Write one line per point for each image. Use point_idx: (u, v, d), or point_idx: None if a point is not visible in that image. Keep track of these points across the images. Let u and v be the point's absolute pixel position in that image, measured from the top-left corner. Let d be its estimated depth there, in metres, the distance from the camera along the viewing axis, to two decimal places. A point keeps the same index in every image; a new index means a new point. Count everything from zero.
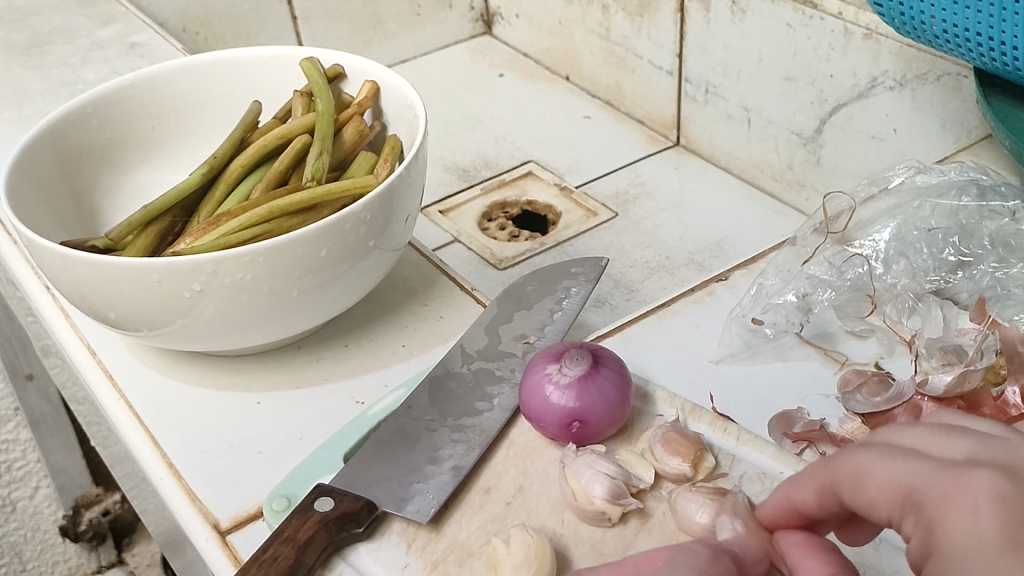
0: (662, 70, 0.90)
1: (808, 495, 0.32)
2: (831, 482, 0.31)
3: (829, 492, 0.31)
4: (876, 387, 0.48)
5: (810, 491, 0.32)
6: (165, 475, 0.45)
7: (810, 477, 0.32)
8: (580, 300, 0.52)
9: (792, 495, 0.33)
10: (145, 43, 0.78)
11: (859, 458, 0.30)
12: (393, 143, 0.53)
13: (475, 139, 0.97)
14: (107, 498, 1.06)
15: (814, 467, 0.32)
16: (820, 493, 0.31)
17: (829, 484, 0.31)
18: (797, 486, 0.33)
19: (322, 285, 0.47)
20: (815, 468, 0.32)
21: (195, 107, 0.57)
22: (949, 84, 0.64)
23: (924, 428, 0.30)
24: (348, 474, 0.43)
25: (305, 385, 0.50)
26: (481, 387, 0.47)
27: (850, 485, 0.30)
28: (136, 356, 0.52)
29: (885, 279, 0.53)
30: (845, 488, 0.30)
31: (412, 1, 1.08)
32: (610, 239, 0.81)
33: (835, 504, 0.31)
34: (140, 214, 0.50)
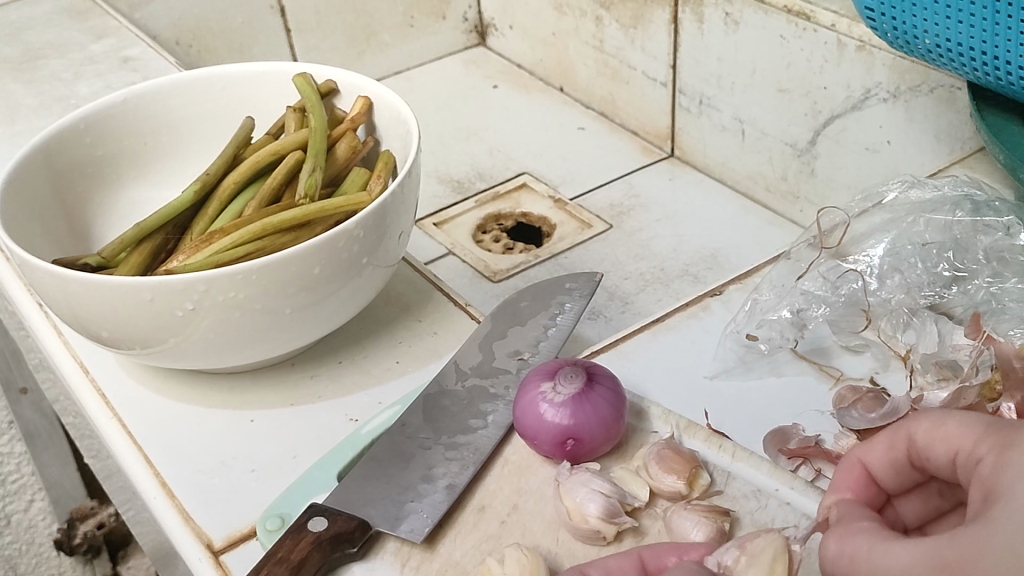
0: (656, 81, 0.90)
1: (882, 453, 0.35)
2: (904, 436, 0.34)
3: (903, 449, 0.34)
4: (872, 403, 0.48)
5: (883, 449, 0.35)
6: (158, 494, 0.45)
7: (886, 439, 0.35)
8: (575, 315, 0.52)
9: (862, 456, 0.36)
10: (138, 57, 0.78)
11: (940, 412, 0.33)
12: (387, 158, 0.53)
13: (469, 150, 0.97)
14: (102, 512, 1.04)
15: (891, 429, 0.35)
16: (890, 449, 0.35)
17: (902, 439, 0.34)
18: (872, 447, 0.36)
19: (314, 303, 0.47)
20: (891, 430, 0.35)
21: (188, 124, 0.57)
22: (942, 96, 0.64)
23: None
24: (342, 493, 0.42)
25: (299, 402, 0.50)
26: (475, 405, 0.47)
27: (924, 428, 0.33)
28: (130, 373, 0.51)
29: (879, 294, 0.53)
30: (917, 433, 0.33)
31: (405, 13, 1.08)
32: (605, 251, 0.81)
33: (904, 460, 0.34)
34: (132, 231, 0.50)
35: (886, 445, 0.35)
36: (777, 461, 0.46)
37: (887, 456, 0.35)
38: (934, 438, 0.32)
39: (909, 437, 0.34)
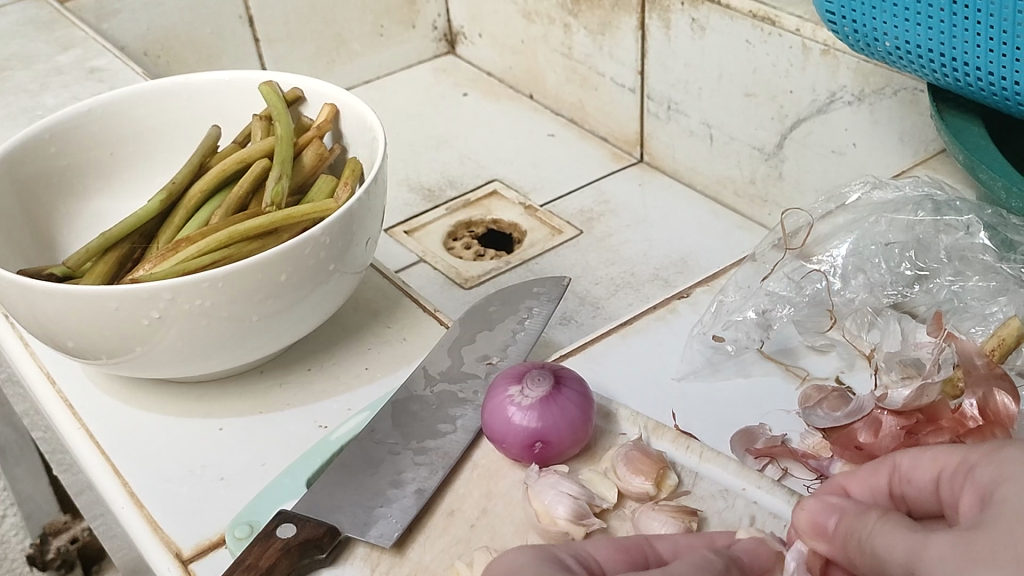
0: (624, 87, 0.90)
1: (865, 481, 0.37)
2: (889, 466, 0.36)
3: (886, 480, 0.37)
4: (837, 401, 0.48)
5: (867, 477, 0.37)
6: (127, 504, 0.45)
7: (872, 469, 0.37)
8: (543, 319, 0.52)
9: (848, 482, 0.38)
10: (105, 68, 0.78)
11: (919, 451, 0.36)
12: (354, 164, 0.53)
13: (440, 158, 0.97)
14: (76, 526, 1.03)
15: (878, 462, 0.37)
16: (873, 475, 0.37)
17: (887, 470, 0.37)
18: (856, 475, 0.38)
19: (281, 310, 0.47)
20: (877, 463, 0.37)
21: (154, 133, 0.57)
22: (906, 98, 0.65)
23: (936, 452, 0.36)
24: (310, 500, 0.42)
25: (268, 410, 0.50)
26: (445, 409, 0.47)
27: (909, 464, 0.36)
28: (97, 384, 0.51)
29: (842, 294, 0.54)
30: (904, 467, 0.36)
31: (375, 22, 1.08)
32: (576, 256, 0.81)
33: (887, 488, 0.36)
34: (98, 240, 0.50)
35: (871, 471, 0.37)
36: (744, 460, 0.46)
37: (868, 483, 0.37)
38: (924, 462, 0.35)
39: (902, 463, 0.36)
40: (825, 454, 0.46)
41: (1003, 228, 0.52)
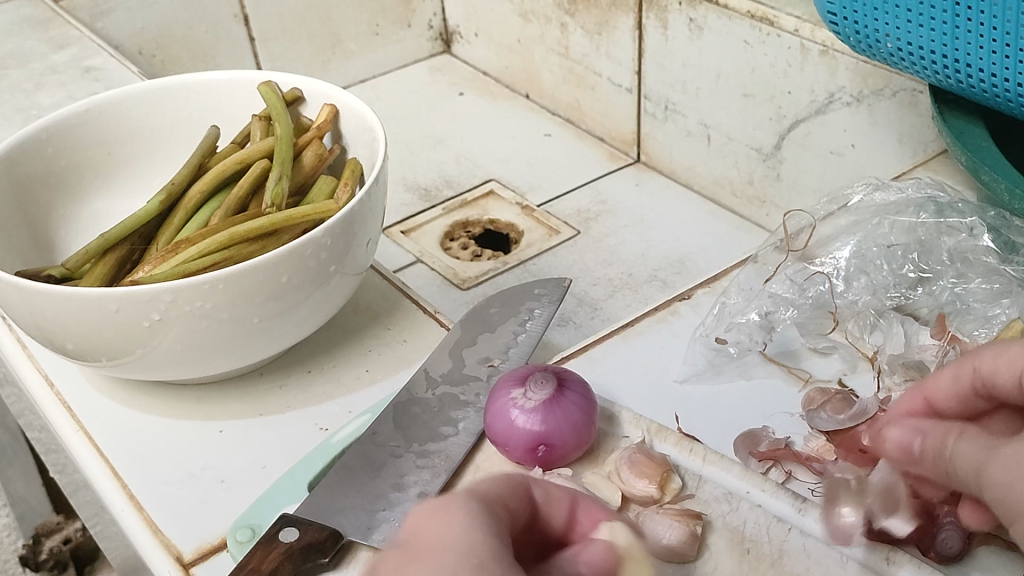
0: (621, 87, 0.90)
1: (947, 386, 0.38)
2: (969, 370, 0.37)
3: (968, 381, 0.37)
4: (841, 404, 0.48)
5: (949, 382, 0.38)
6: (126, 506, 0.44)
7: (953, 372, 0.38)
8: (544, 321, 0.52)
9: (932, 388, 0.39)
10: (101, 67, 0.78)
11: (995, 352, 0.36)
12: (354, 165, 0.53)
13: (436, 158, 0.97)
14: (69, 526, 1.02)
15: (959, 362, 0.38)
16: (956, 381, 0.38)
17: (968, 372, 0.37)
18: (938, 380, 0.39)
19: (281, 312, 0.47)
20: (958, 363, 0.38)
21: (153, 133, 0.57)
22: (905, 100, 0.64)
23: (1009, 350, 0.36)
24: (312, 503, 0.42)
25: (268, 412, 0.49)
26: (446, 412, 0.47)
27: (987, 370, 0.36)
28: (95, 385, 0.51)
29: (845, 296, 0.53)
30: (983, 373, 0.36)
31: (370, 21, 1.08)
32: (573, 257, 0.81)
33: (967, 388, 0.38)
34: (97, 242, 0.50)
35: (953, 377, 0.38)
36: (747, 463, 0.46)
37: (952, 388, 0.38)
38: (994, 365, 0.36)
39: (974, 362, 0.37)
40: (828, 457, 0.46)
41: (1006, 229, 0.51)
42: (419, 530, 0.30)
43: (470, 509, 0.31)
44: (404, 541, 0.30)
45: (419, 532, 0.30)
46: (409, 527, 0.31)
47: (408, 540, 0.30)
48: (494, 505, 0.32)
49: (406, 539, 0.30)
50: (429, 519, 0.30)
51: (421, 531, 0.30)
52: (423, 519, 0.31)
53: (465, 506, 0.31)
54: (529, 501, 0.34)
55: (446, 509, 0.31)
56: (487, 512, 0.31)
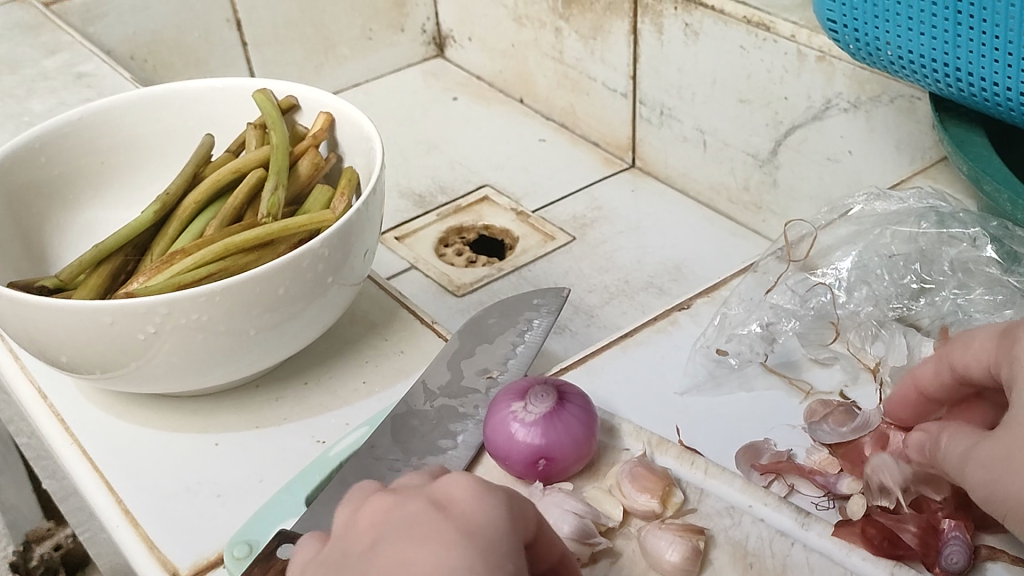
0: (617, 92, 0.90)
1: (930, 374, 0.40)
2: (947, 361, 0.39)
3: (947, 369, 0.39)
4: (842, 416, 0.47)
5: (931, 371, 0.40)
6: (120, 521, 0.44)
7: (933, 363, 0.40)
8: (543, 332, 0.52)
9: (918, 377, 0.41)
10: (93, 73, 0.77)
11: (963, 339, 0.38)
12: (350, 174, 0.52)
13: (430, 164, 0.96)
14: (59, 532, 1.01)
15: (936, 353, 0.40)
16: (938, 371, 0.40)
17: (946, 362, 0.39)
18: (923, 370, 0.41)
19: (278, 324, 0.47)
20: (936, 355, 0.40)
21: (147, 141, 0.56)
22: (903, 106, 0.64)
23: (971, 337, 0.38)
24: (311, 519, 0.42)
25: (264, 425, 0.49)
26: (444, 425, 0.47)
27: (958, 357, 0.38)
28: (89, 398, 0.50)
29: (847, 306, 0.53)
30: (955, 360, 0.38)
31: (363, 26, 1.08)
32: (569, 264, 0.80)
33: (949, 379, 0.39)
34: (90, 252, 0.49)
35: (935, 367, 0.40)
36: (749, 476, 0.46)
37: (935, 376, 0.40)
38: (965, 355, 0.38)
39: (948, 356, 0.39)
40: (831, 470, 0.45)
41: (1008, 240, 0.51)
42: (457, 499, 0.31)
43: (507, 499, 0.32)
44: (438, 500, 0.31)
45: (457, 501, 0.31)
46: (444, 488, 0.31)
47: (441, 500, 0.31)
48: (525, 498, 0.33)
49: (439, 498, 0.31)
50: (470, 495, 0.31)
51: (461, 500, 0.31)
52: (462, 491, 0.31)
53: (502, 496, 0.32)
54: (542, 530, 0.33)
55: (485, 492, 0.32)
56: (517, 505, 0.32)
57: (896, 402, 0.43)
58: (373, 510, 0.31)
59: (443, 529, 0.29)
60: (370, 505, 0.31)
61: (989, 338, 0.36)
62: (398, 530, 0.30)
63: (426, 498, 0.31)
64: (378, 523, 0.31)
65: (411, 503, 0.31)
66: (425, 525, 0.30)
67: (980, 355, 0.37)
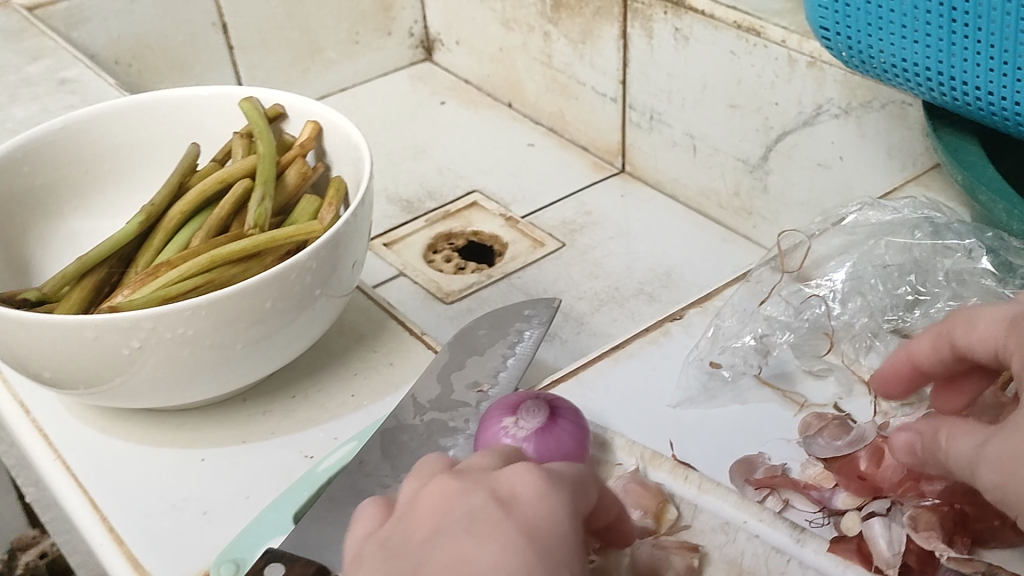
0: (606, 97, 0.89)
1: (928, 350, 0.40)
2: (947, 339, 0.39)
3: (946, 347, 0.39)
4: (838, 430, 0.47)
5: (930, 349, 0.40)
6: (105, 540, 0.43)
7: (933, 342, 0.40)
8: (534, 343, 0.51)
9: (915, 349, 0.41)
10: (76, 79, 0.76)
11: (966, 319, 0.38)
12: (338, 184, 0.52)
13: (418, 169, 0.96)
14: (44, 541, 1.00)
15: (936, 330, 0.40)
16: (937, 349, 0.40)
17: (945, 341, 0.39)
18: (921, 345, 0.41)
19: (265, 337, 0.46)
20: (936, 332, 0.40)
21: (132, 150, 0.55)
22: (894, 112, 0.64)
23: (973, 319, 0.37)
24: (299, 537, 0.41)
25: (251, 440, 0.48)
26: (435, 439, 0.46)
27: (959, 338, 0.38)
28: (73, 413, 0.50)
29: (841, 318, 0.52)
30: (956, 340, 0.38)
31: (350, 29, 1.07)
32: (558, 270, 0.80)
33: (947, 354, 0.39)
34: (73, 265, 0.48)
35: (935, 346, 0.40)
36: (743, 491, 0.45)
37: (934, 353, 0.40)
38: (973, 338, 0.37)
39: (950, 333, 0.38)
40: (826, 484, 0.45)
41: (1004, 251, 0.51)
42: (520, 496, 0.33)
43: (568, 493, 0.34)
44: (501, 495, 0.33)
45: (520, 498, 0.33)
46: (509, 483, 0.33)
47: (504, 496, 0.33)
48: (586, 489, 0.35)
49: (502, 493, 0.33)
50: (533, 493, 0.33)
51: (523, 498, 0.33)
52: (526, 487, 0.33)
53: (566, 492, 0.34)
54: (602, 496, 0.36)
55: (549, 489, 0.33)
56: (576, 507, 0.34)
57: (889, 377, 0.43)
58: (435, 498, 0.33)
59: (504, 527, 0.31)
60: (436, 491, 0.34)
61: (998, 323, 0.36)
62: (459, 524, 0.32)
63: (488, 492, 0.33)
64: (440, 512, 0.33)
65: (475, 495, 0.33)
66: (487, 520, 0.32)
67: (985, 341, 0.36)
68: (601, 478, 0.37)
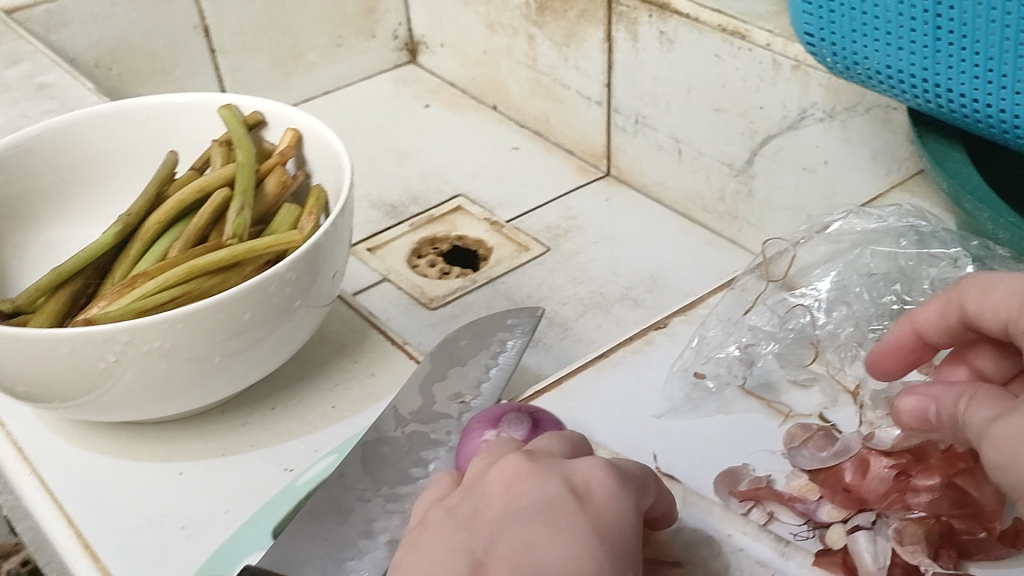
0: (591, 100, 0.89)
1: (934, 318, 0.39)
2: (957, 305, 0.38)
3: (956, 314, 0.38)
4: (823, 441, 0.46)
5: (937, 316, 0.39)
6: (80, 557, 0.42)
7: (941, 308, 0.39)
8: (517, 353, 0.51)
9: (919, 320, 0.40)
10: (54, 84, 0.75)
11: (980, 283, 0.36)
12: (318, 193, 0.51)
13: (402, 173, 0.95)
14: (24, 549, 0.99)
15: (944, 296, 0.39)
16: (946, 316, 0.39)
17: (955, 307, 0.38)
18: (926, 312, 0.40)
19: (244, 349, 0.45)
20: (944, 298, 0.39)
21: (109, 158, 0.55)
22: (879, 116, 0.63)
23: (988, 284, 0.36)
24: (277, 553, 0.40)
25: (230, 453, 0.47)
26: (416, 452, 0.45)
27: (974, 302, 0.37)
28: (49, 426, 0.49)
29: (825, 327, 0.52)
30: (970, 304, 0.37)
31: (333, 32, 1.06)
32: (543, 275, 0.79)
33: (954, 321, 0.38)
34: (49, 276, 0.47)
35: (943, 312, 0.39)
36: (728, 503, 0.45)
37: (942, 321, 0.39)
38: (987, 306, 0.36)
39: (960, 300, 0.37)
40: (811, 496, 0.44)
41: (989, 259, 0.51)
42: (593, 490, 0.34)
43: (632, 494, 0.35)
44: (575, 486, 0.34)
45: (593, 492, 0.34)
46: (582, 475, 0.35)
47: (578, 487, 0.34)
48: (643, 492, 0.36)
49: (576, 484, 0.34)
50: (606, 490, 0.34)
51: (596, 493, 0.34)
52: (599, 483, 0.34)
53: (629, 492, 0.35)
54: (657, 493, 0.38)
55: (617, 486, 0.35)
56: (638, 504, 0.36)
57: (886, 350, 0.42)
58: (506, 479, 0.34)
59: (577, 519, 0.32)
60: (507, 471, 0.35)
61: (1016, 291, 0.35)
62: (534, 508, 0.33)
63: (563, 480, 0.34)
64: (512, 492, 0.34)
65: (550, 481, 0.34)
66: (561, 511, 0.33)
67: (1002, 306, 0.35)
68: (657, 477, 0.38)
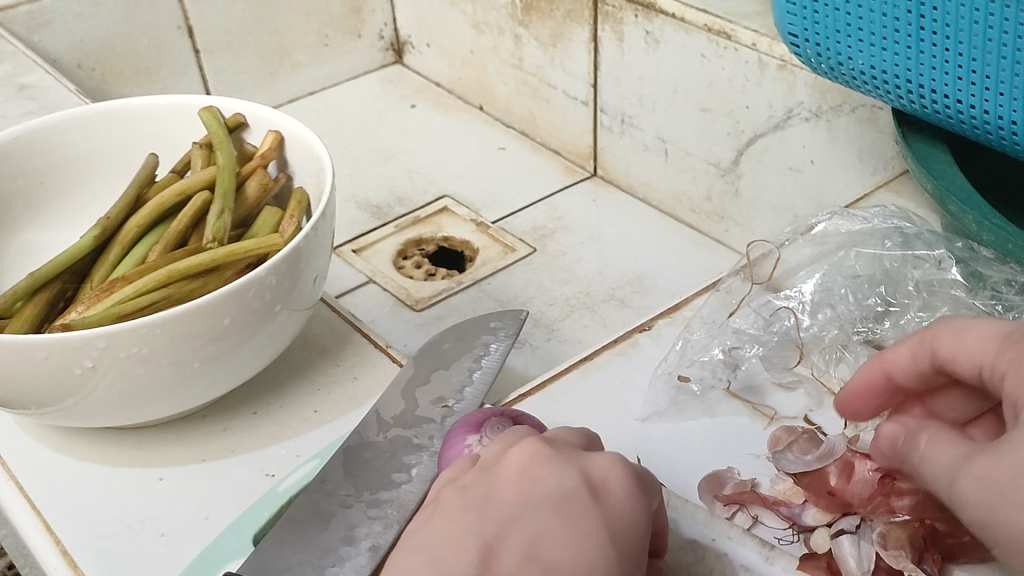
0: (577, 100, 0.88)
1: (904, 360, 0.37)
2: (929, 348, 0.36)
3: (926, 356, 0.36)
4: (808, 444, 0.46)
5: (907, 357, 0.37)
6: (58, 565, 0.42)
7: (910, 348, 0.37)
8: (500, 356, 0.50)
9: (888, 358, 0.38)
10: (36, 85, 0.75)
11: (953, 327, 0.35)
12: (300, 196, 0.51)
13: (387, 173, 0.95)
14: None
15: (916, 336, 0.37)
16: (916, 357, 0.37)
17: (927, 350, 0.36)
18: (896, 352, 0.38)
19: (224, 353, 0.45)
20: (915, 338, 0.37)
21: (88, 160, 0.54)
22: (865, 116, 0.63)
23: (961, 328, 0.34)
24: (258, 561, 0.40)
25: (211, 458, 0.47)
26: (398, 457, 0.45)
27: (946, 346, 0.35)
28: (28, 432, 0.48)
29: (810, 329, 0.52)
30: (942, 347, 0.35)
31: (319, 32, 1.06)
32: (529, 276, 0.79)
33: (926, 366, 0.36)
34: (26, 281, 0.47)
35: (913, 352, 0.37)
36: (713, 508, 0.45)
37: (912, 362, 0.37)
38: (959, 351, 0.34)
39: (931, 344, 0.36)
40: (796, 500, 0.44)
41: (973, 261, 0.50)
42: (610, 487, 0.34)
43: (648, 491, 0.35)
44: (592, 480, 0.34)
45: (611, 489, 0.34)
46: (601, 469, 0.34)
47: (595, 481, 0.34)
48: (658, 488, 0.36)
49: (594, 478, 0.34)
50: (625, 486, 0.34)
51: (613, 489, 0.34)
52: (617, 478, 0.34)
53: (647, 489, 0.35)
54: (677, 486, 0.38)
55: (636, 483, 0.35)
56: (654, 500, 0.35)
57: (853, 390, 0.40)
58: (518, 468, 0.34)
59: (590, 515, 0.32)
60: (520, 460, 0.34)
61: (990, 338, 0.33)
62: (548, 500, 0.33)
63: (580, 473, 0.34)
64: (528, 480, 0.34)
65: (567, 473, 0.34)
66: (575, 505, 0.33)
67: (976, 350, 0.33)
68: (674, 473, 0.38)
